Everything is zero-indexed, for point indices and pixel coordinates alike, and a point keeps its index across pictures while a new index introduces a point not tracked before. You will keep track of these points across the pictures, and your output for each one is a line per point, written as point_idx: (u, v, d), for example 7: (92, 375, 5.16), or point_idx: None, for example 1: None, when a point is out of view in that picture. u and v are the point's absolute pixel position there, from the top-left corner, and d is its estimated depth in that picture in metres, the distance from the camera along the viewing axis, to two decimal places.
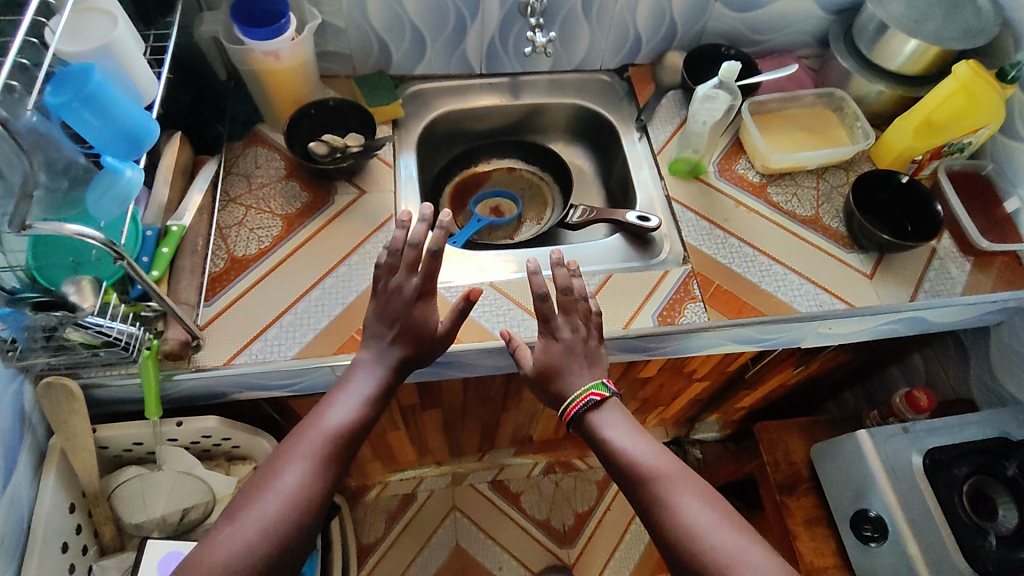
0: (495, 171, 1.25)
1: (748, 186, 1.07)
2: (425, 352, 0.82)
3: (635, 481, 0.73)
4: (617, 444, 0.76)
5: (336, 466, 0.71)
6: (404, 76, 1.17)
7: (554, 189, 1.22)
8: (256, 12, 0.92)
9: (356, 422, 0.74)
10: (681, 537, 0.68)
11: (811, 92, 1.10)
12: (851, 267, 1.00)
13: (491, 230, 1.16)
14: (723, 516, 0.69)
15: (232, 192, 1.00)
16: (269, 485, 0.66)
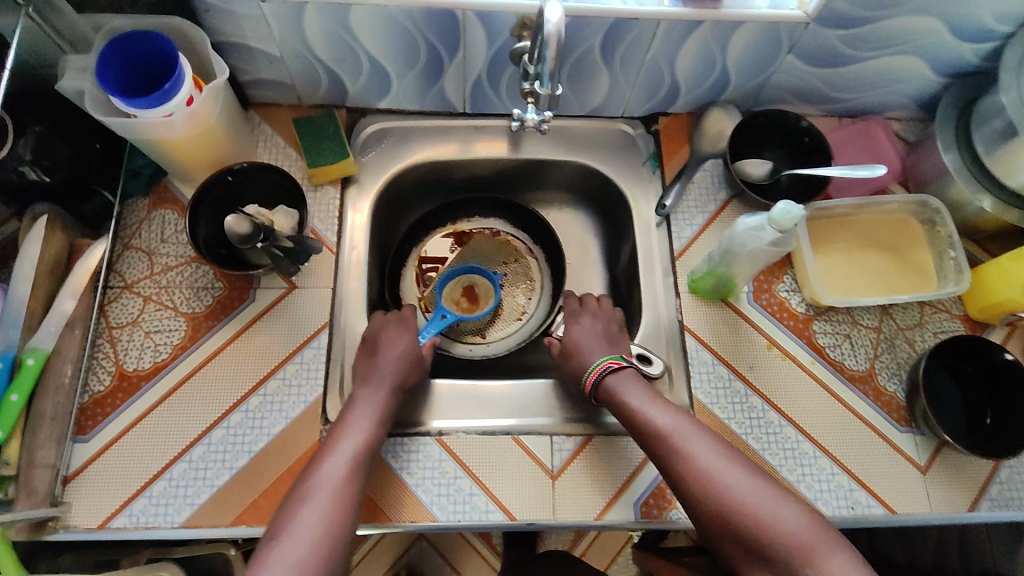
0: (476, 234, 1.00)
1: (790, 319, 0.83)
2: (412, 379, 0.79)
3: (650, 443, 0.70)
4: (636, 406, 0.72)
5: (353, 481, 0.68)
6: (365, 108, 0.91)
7: (545, 269, 0.98)
8: (145, 77, 0.68)
9: (371, 439, 0.71)
10: (719, 503, 0.64)
11: (896, 199, 0.82)
12: (901, 452, 0.79)
13: (461, 325, 0.94)
14: (751, 474, 0.66)
15: (129, 276, 0.80)
16: (301, 510, 0.64)
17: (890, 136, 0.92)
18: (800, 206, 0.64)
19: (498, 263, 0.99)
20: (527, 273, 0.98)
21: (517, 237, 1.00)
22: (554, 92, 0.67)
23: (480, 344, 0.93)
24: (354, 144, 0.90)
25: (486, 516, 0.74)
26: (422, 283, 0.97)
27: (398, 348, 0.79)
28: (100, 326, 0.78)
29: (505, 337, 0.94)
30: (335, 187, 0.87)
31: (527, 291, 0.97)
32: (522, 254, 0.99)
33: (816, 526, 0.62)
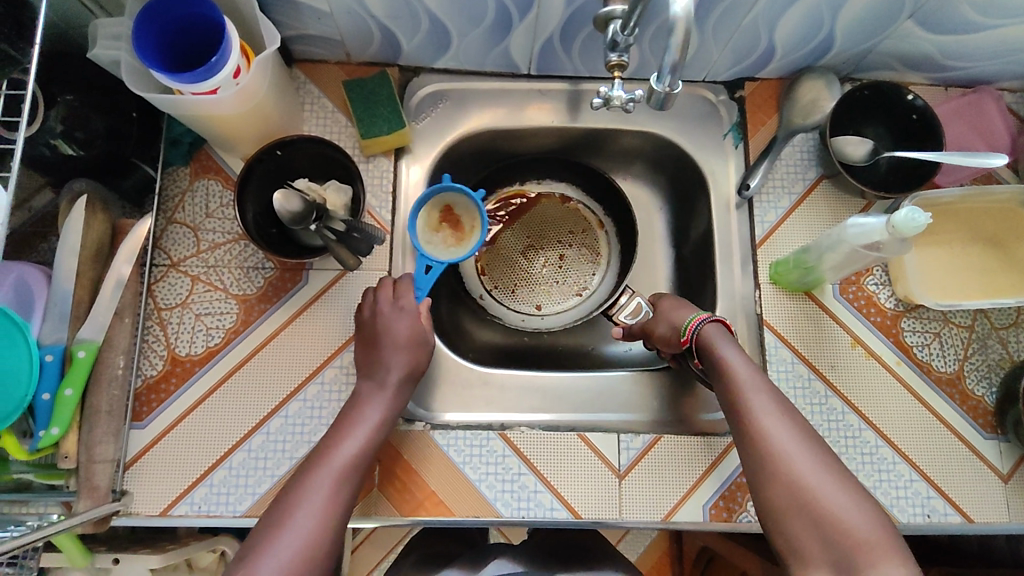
0: (546, 197, 0.93)
1: (877, 316, 0.78)
2: (420, 363, 0.71)
3: (728, 403, 0.63)
4: (732, 365, 0.64)
5: (346, 490, 0.62)
6: (420, 67, 0.83)
7: (614, 245, 0.92)
8: (188, 47, 0.61)
9: (368, 448, 0.64)
10: (783, 480, 0.57)
11: (1007, 189, 0.75)
12: (984, 459, 0.74)
13: (517, 296, 0.90)
14: (826, 460, 0.58)
15: (175, 254, 0.75)
16: (285, 523, 0.57)
17: (1002, 111, 0.82)
18: (926, 214, 0.58)
19: (564, 232, 0.92)
20: (594, 247, 0.92)
21: (589, 205, 0.93)
22: (670, 91, 0.59)
23: (535, 316, 0.90)
24: (409, 105, 0.83)
25: (551, 514, 0.72)
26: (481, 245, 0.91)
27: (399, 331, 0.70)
28: (148, 307, 0.74)
29: (560, 312, 0.90)
30: (389, 158, 0.80)
31: (592, 265, 0.92)
32: (591, 225, 0.93)
33: (886, 532, 0.54)
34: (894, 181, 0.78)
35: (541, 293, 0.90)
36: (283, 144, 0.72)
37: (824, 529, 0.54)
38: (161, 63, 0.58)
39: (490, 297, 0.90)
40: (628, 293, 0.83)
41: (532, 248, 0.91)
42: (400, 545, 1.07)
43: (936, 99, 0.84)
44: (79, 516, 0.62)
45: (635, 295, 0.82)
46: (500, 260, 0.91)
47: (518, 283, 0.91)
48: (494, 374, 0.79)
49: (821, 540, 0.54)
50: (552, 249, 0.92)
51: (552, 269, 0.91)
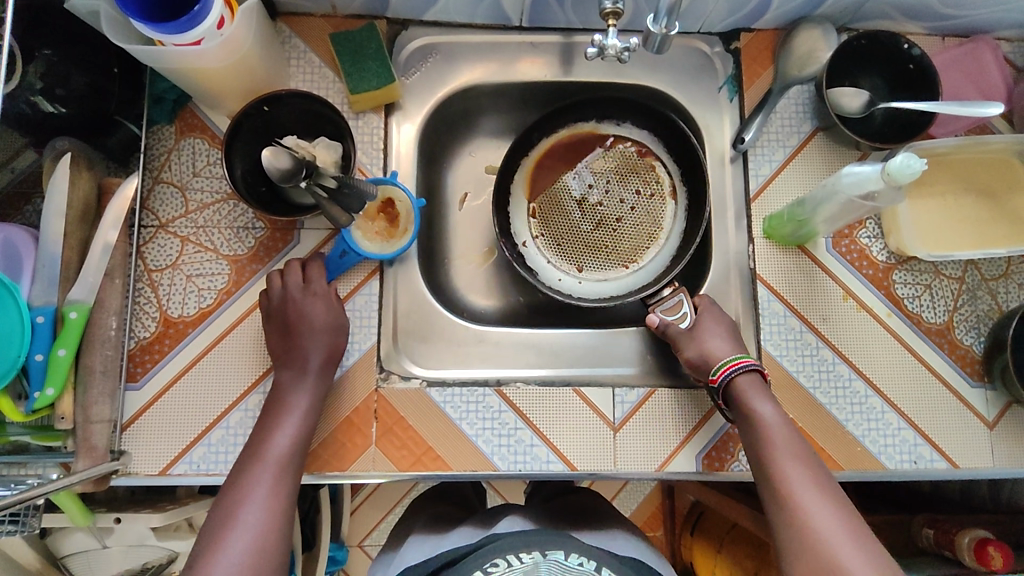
0: (620, 144, 0.87)
1: (869, 269, 0.78)
2: (339, 344, 0.72)
3: (760, 462, 0.64)
4: (764, 420, 0.65)
5: (289, 483, 0.63)
6: (409, 20, 0.81)
7: (680, 219, 0.85)
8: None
9: (300, 438, 0.66)
10: (804, 544, 0.56)
11: (1003, 138, 0.75)
12: (970, 407, 0.76)
13: (563, 253, 0.86)
14: (853, 527, 0.56)
15: (163, 215, 0.74)
16: (233, 522, 0.58)
17: (998, 60, 0.82)
18: (921, 159, 0.58)
19: (632, 191, 0.86)
20: (657, 214, 0.86)
21: (667, 166, 0.86)
22: (666, 31, 0.60)
23: (573, 276, 0.86)
24: (398, 60, 0.81)
25: (547, 467, 0.73)
26: (536, 187, 0.87)
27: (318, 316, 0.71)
28: (138, 269, 0.73)
29: (602, 279, 0.86)
30: (379, 114, 0.79)
31: (649, 236, 0.86)
32: (663, 191, 0.86)
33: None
34: (889, 132, 0.77)
35: (589, 251, 0.86)
36: (270, 101, 0.71)
37: None
38: (142, 12, 0.57)
39: (533, 245, 0.86)
40: (671, 288, 0.78)
41: (589, 201, 0.86)
42: (400, 505, 1.09)
43: (933, 49, 0.83)
44: (79, 475, 0.62)
45: (678, 292, 0.77)
46: (553, 210, 0.87)
47: (563, 241, 0.86)
48: (489, 332, 0.80)
49: None
50: (612, 206, 0.86)
51: (606, 228, 0.86)
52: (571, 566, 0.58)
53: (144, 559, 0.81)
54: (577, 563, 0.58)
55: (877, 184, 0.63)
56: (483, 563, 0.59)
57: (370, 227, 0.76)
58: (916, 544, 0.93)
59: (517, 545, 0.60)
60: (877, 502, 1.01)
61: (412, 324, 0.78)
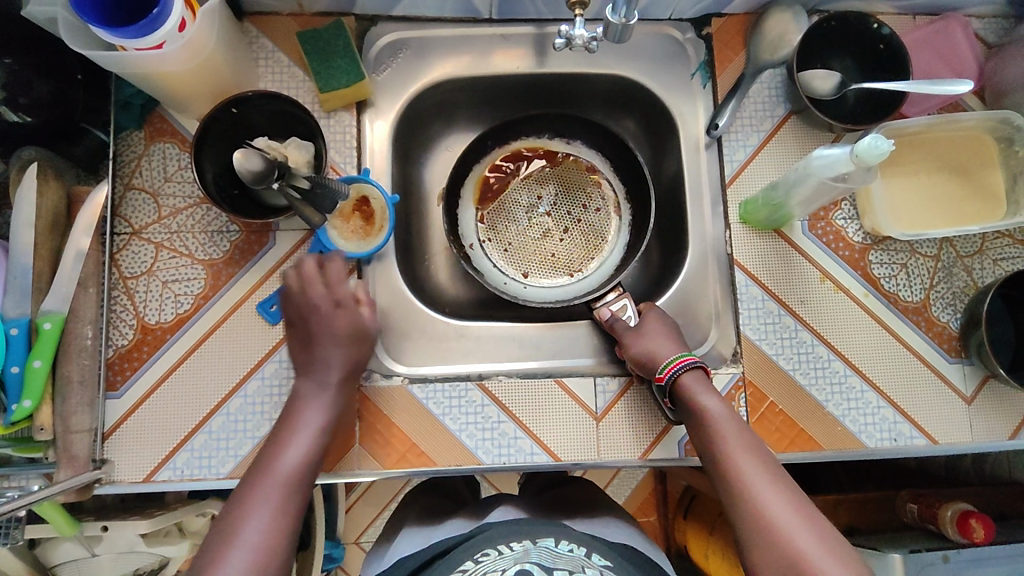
0: (570, 160, 0.89)
1: (845, 250, 0.78)
2: (363, 352, 0.71)
3: (712, 458, 0.64)
4: (711, 415, 0.66)
5: (296, 501, 0.62)
6: (378, 15, 0.80)
7: (624, 233, 0.88)
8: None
9: (311, 461, 0.64)
10: (765, 537, 0.57)
11: (974, 116, 0.75)
12: (948, 383, 0.77)
13: (510, 257, 0.87)
14: (807, 516, 0.58)
15: (136, 221, 0.74)
16: (234, 539, 0.57)
17: (969, 37, 0.82)
18: (889, 141, 0.58)
19: (577, 204, 0.89)
20: (601, 227, 0.88)
21: (613, 183, 0.89)
22: (626, 21, 0.61)
23: (518, 282, 0.86)
24: (368, 56, 0.80)
25: (531, 459, 0.73)
26: (484, 192, 0.88)
27: (340, 324, 0.70)
28: (113, 277, 0.72)
29: (547, 287, 0.87)
30: (351, 112, 0.78)
31: (593, 247, 0.88)
32: (609, 205, 0.89)
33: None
34: (863, 113, 0.77)
35: (533, 257, 0.87)
36: (237, 102, 0.70)
37: None
38: (101, 17, 0.56)
39: (479, 248, 0.87)
40: (617, 292, 0.79)
41: (537, 209, 0.88)
42: (395, 501, 1.09)
43: (903, 28, 0.83)
44: (61, 485, 0.62)
45: (623, 296, 0.78)
46: (502, 215, 0.88)
47: (509, 247, 0.87)
48: (470, 326, 0.80)
49: None
50: (559, 216, 0.88)
51: (553, 238, 0.88)
52: (561, 552, 0.58)
53: (134, 566, 0.81)
54: (566, 550, 0.59)
55: (848, 166, 0.63)
56: (473, 553, 0.59)
57: (346, 226, 0.76)
58: (900, 519, 0.94)
59: (508, 535, 0.61)
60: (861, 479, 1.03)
61: (392, 320, 0.78)
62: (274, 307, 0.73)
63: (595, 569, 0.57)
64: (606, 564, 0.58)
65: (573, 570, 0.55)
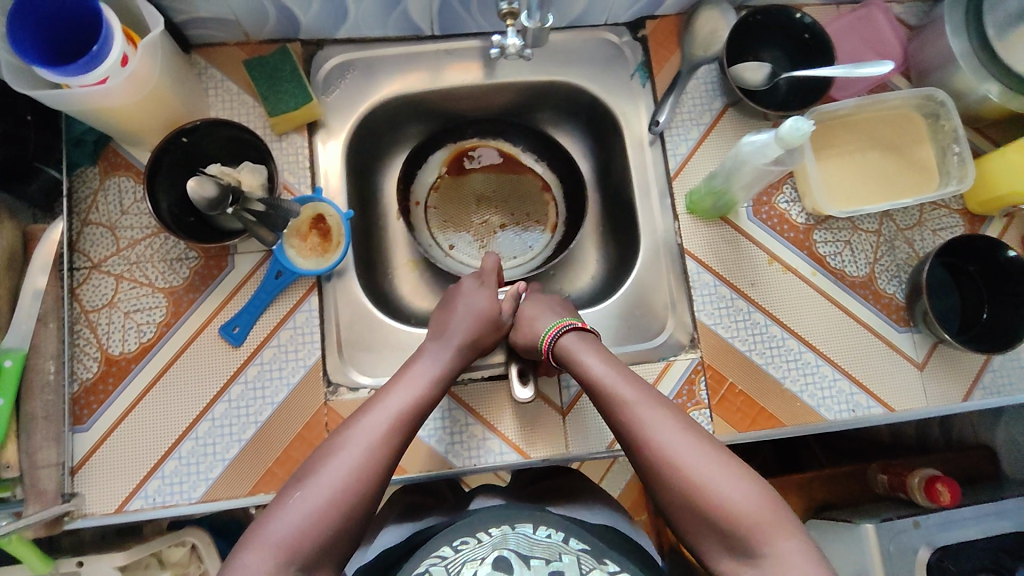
0: (530, 176, 0.94)
1: (790, 232, 0.81)
2: (485, 339, 0.75)
3: (605, 410, 0.65)
4: (594, 371, 0.66)
5: (404, 434, 0.61)
6: (323, 39, 0.82)
7: (548, 249, 0.92)
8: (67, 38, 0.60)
9: (418, 404, 0.64)
10: (666, 477, 0.57)
11: (899, 95, 0.79)
12: (900, 352, 0.79)
13: (444, 226, 0.92)
14: (696, 444, 0.59)
15: (95, 255, 0.75)
16: (334, 452, 0.58)
17: (891, 22, 0.86)
18: (810, 121, 0.61)
19: (521, 214, 0.93)
20: (530, 239, 0.92)
21: (559, 204, 0.94)
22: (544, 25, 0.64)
23: (441, 248, 0.91)
24: (316, 79, 0.82)
25: (501, 458, 0.74)
26: (448, 171, 0.93)
27: (473, 307, 0.76)
28: (74, 312, 0.73)
29: (466, 261, 0.91)
30: (302, 133, 0.80)
31: (515, 250, 0.92)
32: (547, 223, 0.93)
33: (774, 507, 0.54)
34: (795, 100, 0.80)
35: (460, 228, 0.92)
36: (189, 129, 0.71)
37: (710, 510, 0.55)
38: (41, 56, 0.57)
39: (422, 211, 0.92)
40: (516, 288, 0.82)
41: (486, 202, 0.93)
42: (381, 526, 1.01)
43: (829, 17, 0.87)
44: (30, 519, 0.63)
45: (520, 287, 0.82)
46: (453, 193, 0.93)
47: (443, 226, 0.91)
48: None
49: (714, 526, 0.55)
50: (503, 214, 0.93)
51: (488, 225, 0.92)
52: (540, 539, 0.57)
53: None
54: (544, 536, 0.58)
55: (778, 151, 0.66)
56: (452, 540, 0.58)
57: (303, 244, 0.77)
58: (873, 491, 0.96)
59: (487, 521, 0.59)
60: (835, 454, 1.04)
61: (356, 334, 0.79)
62: (236, 329, 0.74)
63: (573, 555, 0.56)
64: (585, 547, 0.57)
65: (548, 559, 0.55)
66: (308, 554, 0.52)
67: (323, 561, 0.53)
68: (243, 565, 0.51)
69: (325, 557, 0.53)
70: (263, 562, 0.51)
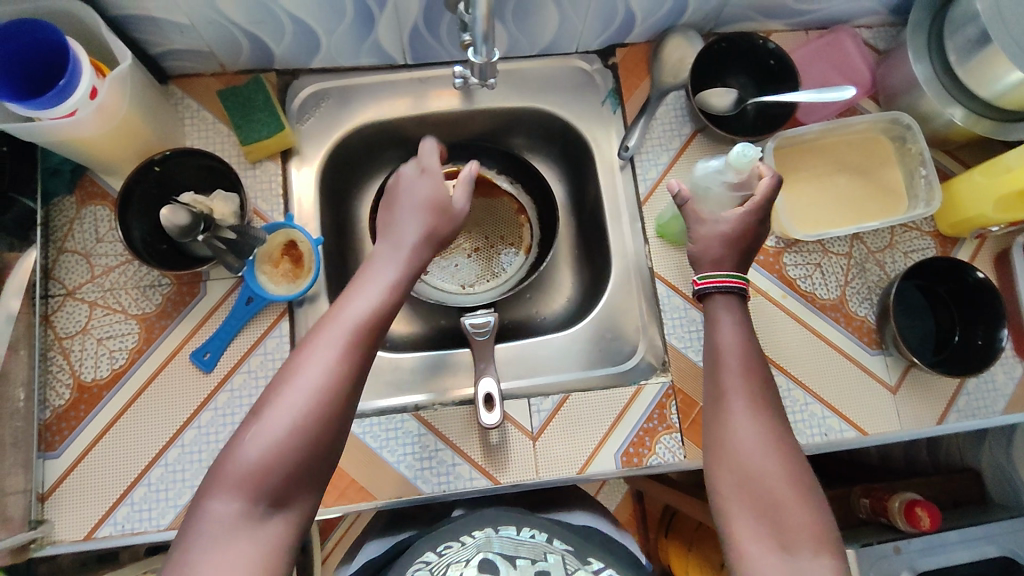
0: (506, 199, 0.95)
1: (761, 255, 0.81)
2: (439, 231, 0.66)
3: (712, 380, 0.63)
4: (722, 335, 0.63)
5: (365, 346, 0.56)
6: (298, 69, 0.84)
7: (522, 271, 0.93)
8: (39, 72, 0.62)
9: (378, 314, 0.58)
10: (734, 463, 0.57)
11: (865, 119, 0.80)
12: (872, 375, 0.79)
13: None
14: (776, 441, 0.57)
15: (70, 282, 0.76)
16: (289, 379, 0.53)
17: (859, 47, 0.87)
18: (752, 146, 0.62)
19: (496, 236, 0.94)
20: (504, 262, 0.93)
21: (534, 226, 0.94)
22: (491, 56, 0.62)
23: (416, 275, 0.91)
24: (291, 108, 0.84)
25: (470, 484, 0.74)
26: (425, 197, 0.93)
27: (420, 197, 0.67)
28: (48, 338, 0.74)
29: (441, 288, 0.91)
30: (275, 161, 0.81)
31: (488, 272, 0.93)
32: (522, 244, 0.94)
33: (824, 536, 0.53)
34: (765, 126, 0.81)
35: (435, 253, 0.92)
36: (160, 159, 0.73)
37: (761, 511, 0.54)
38: (10, 90, 0.59)
39: None
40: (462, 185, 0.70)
41: (460, 227, 0.93)
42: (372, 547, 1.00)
43: (798, 42, 0.88)
44: None
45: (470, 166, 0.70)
46: None
47: None
48: (404, 358, 0.81)
49: (756, 525, 0.54)
50: (477, 238, 0.93)
51: (461, 250, 0.93)
52: (524, 541, 0.59)
53: None
54: (529, 536, 0.59)
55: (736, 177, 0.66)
56: (436, 544, 0.59)
57: (275, 271, 0.78)
58: (856, 516, 0.95)
59: (470, 525, 0.60)
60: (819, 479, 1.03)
61: None
62: (206, 355, 0.75)
63: (558, 555, 0.57)
64: (569, 547, 0.59)
65: (534, 558, 0.56)
66: (274, 491, 0.50)
67: (294, 492, 0.51)
68: (207, 513, 0.49)
69: (296, 488, 0.51)
70: (228, 507, 0.49)
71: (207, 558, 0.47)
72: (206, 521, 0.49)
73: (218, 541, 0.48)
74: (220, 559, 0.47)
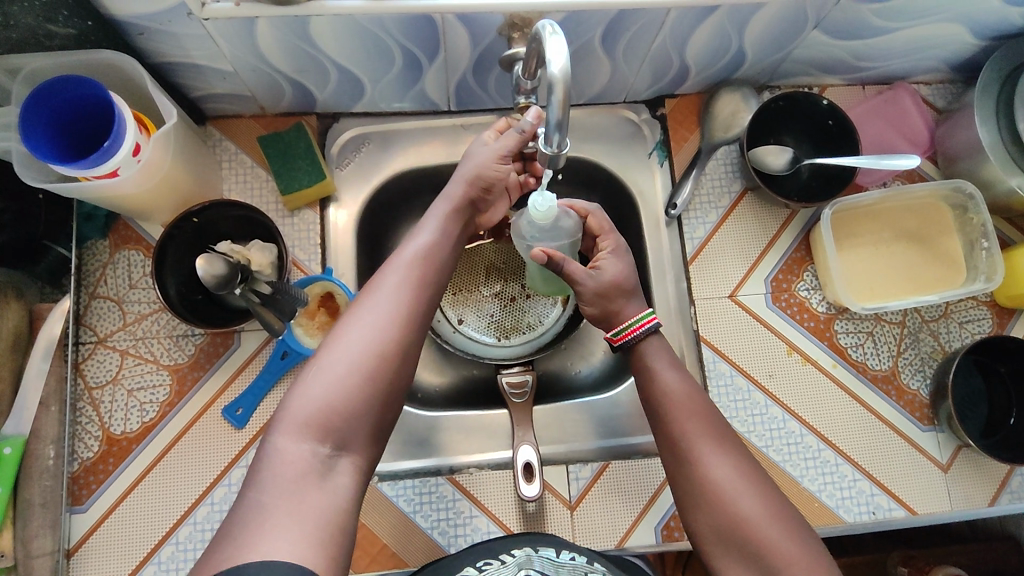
0: None
1: (810, 321, 0.79)
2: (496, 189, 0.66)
3: (661, 428, 0.59)
4: (666, 381, 0.60)
5: (423, 289, 0.55)
6: (339, 112, 0.82)
7: (559, 323, 0.90)
8: (77, 127, 0.60)
9: (437, 254, 0.59)
10: (718, 506, 0.53)
11: (927, 186, 0.77)
12: (922, 451, 0.76)
13: (454, 299, 0.90)
14: (756, 479, 0.55)
15: (101, 330, 0.74)
16: (349, 320, 0.52)
17: (918, 105, 0.84)
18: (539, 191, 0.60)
19: None
20: (541, 313, 0.90)
21: None
22: (560, 151, 0.52)
23: (450, 324, 0.89)
24: (331, 153, 0.81)
25: None
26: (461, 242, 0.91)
27: (475, 150, 0.67)
28: (78, 389, 0.72)
29: (476, 339, 0.89)
30: (314, 210, 0.79)
31: (524, 323, 0.90)
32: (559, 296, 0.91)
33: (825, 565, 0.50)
34: (818, 188, 0.79)
35: (471, 300, 0.90)
36: (197, 212, 0.71)
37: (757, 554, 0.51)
38: (52, 147, 0.57)
39: None
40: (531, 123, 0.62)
41: (496, 274, 0.91)
42: None
43: (854, 99, 0.85)
44: None
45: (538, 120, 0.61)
46: (463, 263, 0.90)
47: (452, 297, 0.90)
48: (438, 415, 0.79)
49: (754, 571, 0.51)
50: (513, 286, 0.91)
51: (497, 300, 0.90)
52: (564, 563, 0.54)
53: None
54: (569, 559, 0.54)
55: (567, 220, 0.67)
56: (473, 560, 0.54)
57: (311, 323, 0.75)
58: None
59: (507, 543, 0.55)
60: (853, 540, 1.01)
61: None
62: (239, 411, 0.73)
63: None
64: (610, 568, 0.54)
65: None
66: (336, 432, 0.47)
67: (357, 438, 0.49)
68: (273, 454, 0.46)
69: (361, 432, 0.49)
70: (297, 448, 0.46)
71: (277, 497, 0.44)
72: (276, 462, 0.45)
73: (288, 483, 0.44)
74: (294, 502, 0.44)
